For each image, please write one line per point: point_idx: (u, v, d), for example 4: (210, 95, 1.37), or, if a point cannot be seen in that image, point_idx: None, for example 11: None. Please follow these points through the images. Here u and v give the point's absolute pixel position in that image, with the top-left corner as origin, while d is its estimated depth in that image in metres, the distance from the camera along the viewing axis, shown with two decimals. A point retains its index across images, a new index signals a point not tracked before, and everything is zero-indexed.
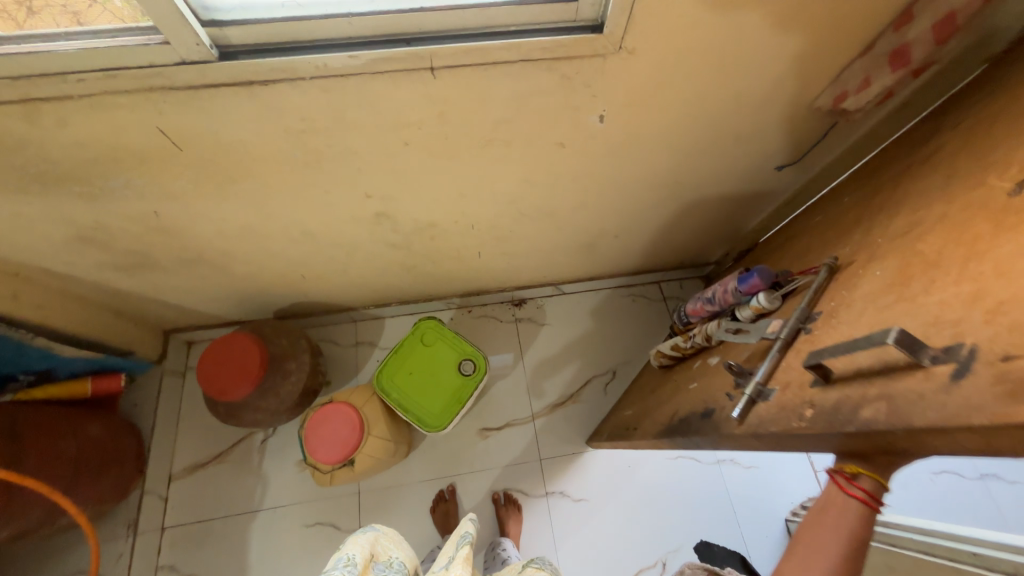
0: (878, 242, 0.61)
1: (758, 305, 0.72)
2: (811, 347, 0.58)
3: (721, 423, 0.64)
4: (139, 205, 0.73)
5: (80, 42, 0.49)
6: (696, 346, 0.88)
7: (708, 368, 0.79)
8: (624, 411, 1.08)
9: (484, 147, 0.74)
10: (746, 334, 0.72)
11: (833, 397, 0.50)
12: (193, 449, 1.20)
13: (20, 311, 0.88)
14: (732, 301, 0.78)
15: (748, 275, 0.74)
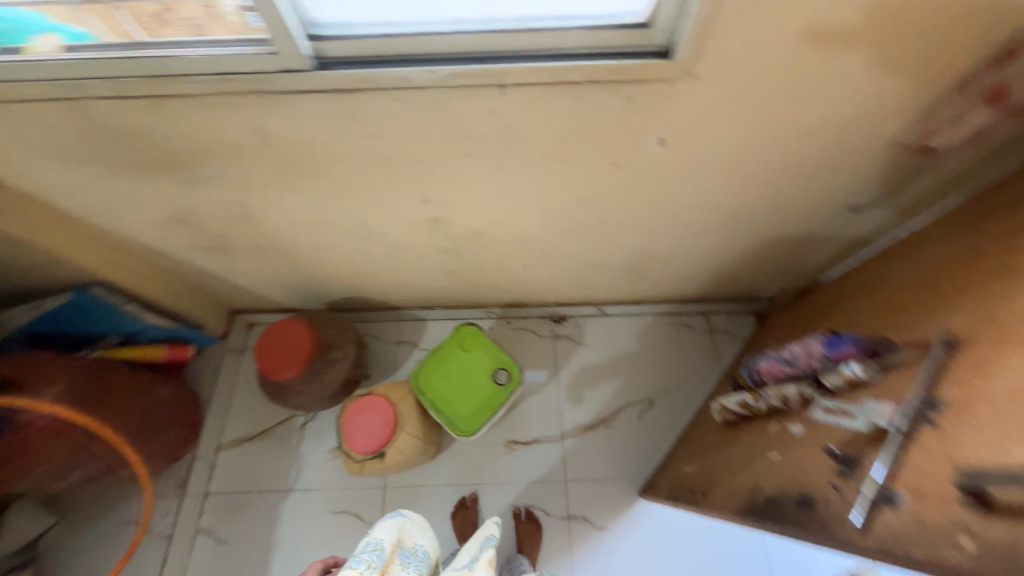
0: (1005, 320, 0.55)
1: (852, 374, 0.67)
2: (944, 446, 0.53)
3: (830, 523, 0.58)
4: (228, 193, 0.81)
5: (203, 50, 0.57)
6: (770, 408, 0.81)
7: (792, 441, 0.74)
8: (683, 467, 1.03)
9: (542, 163, 0.76)
10: (850, 416, 0.65)
11: (1008, 534, 0.44)
12: (240, 423, 1.28)
13: (120, 281, 0.99)
14: (818, 367, 0.73)
15: (840, 342, 0.71)
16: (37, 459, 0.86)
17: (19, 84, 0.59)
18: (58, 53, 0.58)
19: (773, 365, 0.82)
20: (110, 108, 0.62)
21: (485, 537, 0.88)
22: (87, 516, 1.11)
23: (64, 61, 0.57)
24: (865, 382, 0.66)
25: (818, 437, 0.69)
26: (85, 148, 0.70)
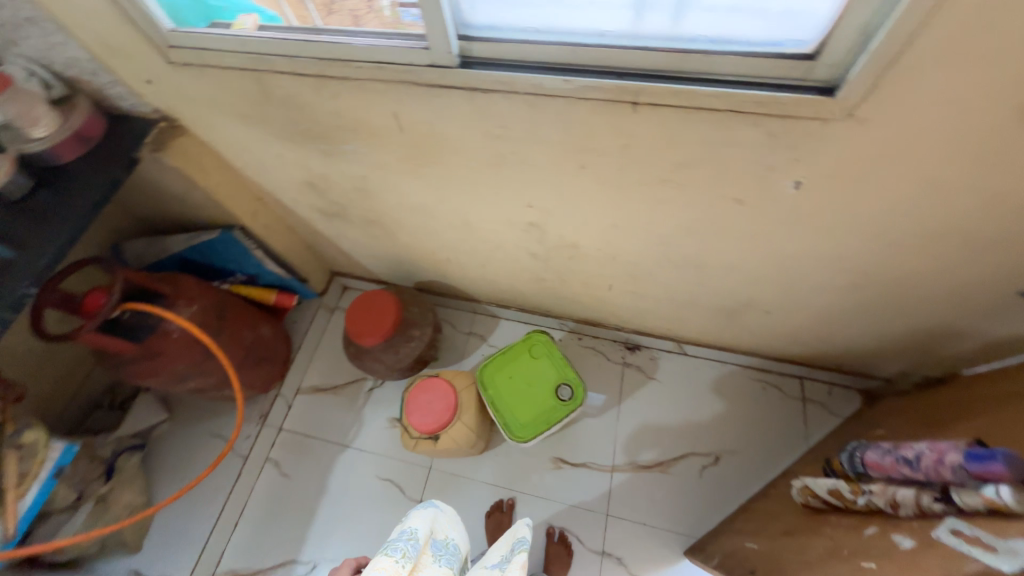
0: None
1: (994, 498, 0.56)
2: None
3: None
4: (357, 169, 0.89)
5: (366, 40, 0.63)
6: (875, 506, 0.72)
7: (895, 552, 0.62)
8: (745, 544, 0.93)
9: (656, 187, 0.73)
10: (987, 548, 0.53)
11: None
12: (320, 373, 1.41)
13: (255, 229, 1.14)
14: (949, 478, 0.62)
15: (984, 455, 0.58)
16: (167, 363, 0.98)
17: (221, 53, 0.70)
18: (253, 31, 0.68)
19: (887, 460, 0.72)
20: (283, 81, 0.72)
21: (516, 538, 0.88)
22: (189, 421, 1.30)
23: (256, 38, 0.67)
24: (1016, 515, 0.54)
25: (924, 559, 0.58)
26: (255, 112, 0.81)
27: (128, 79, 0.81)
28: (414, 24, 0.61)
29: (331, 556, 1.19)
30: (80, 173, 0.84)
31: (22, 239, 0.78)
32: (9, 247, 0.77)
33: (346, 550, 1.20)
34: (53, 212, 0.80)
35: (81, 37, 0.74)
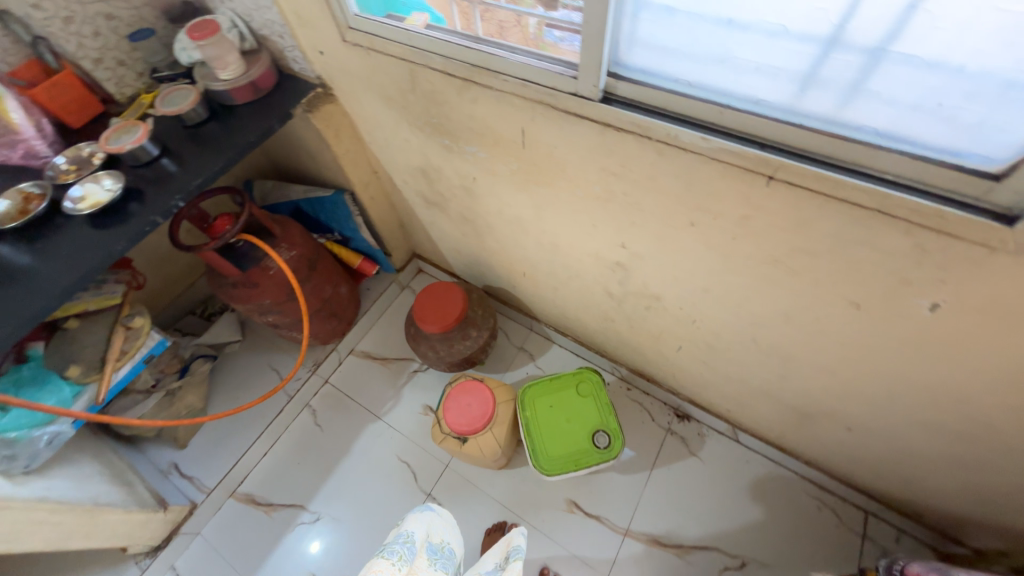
0: None
1: None
2: None
3: None
4: (469, 169, 0.94)
5: (516, 56, 0.66)
6: None
7: None
8: None
9: (765, 265, 0.69)
10: None
11: None
12: (375, 342, 1.48)
13: (363, 198, 1.24)
14: None
15: None
16: (258, 295, 1.08)
17: (389, 42, 0.78)
18: (423, 27, 0.74)
19: None
20: (433, 77, 0.77)
21: (512, 546, 0.85)
22: (256, 349, 1.42)
23: (423, 36, 0.73)
24: None
25: None
26: (399, 98, 0.88)
27: (306, 46, 0.92)
28: (554, 46, 0.64)
29: (335, 515, 1.24)
30: (244, 115, 0.96)
31: (186, 158, 0.91)
32: (174, 163, 0.90)
33: (349, 514, 1.24)
34: (212, 142, 0.93)
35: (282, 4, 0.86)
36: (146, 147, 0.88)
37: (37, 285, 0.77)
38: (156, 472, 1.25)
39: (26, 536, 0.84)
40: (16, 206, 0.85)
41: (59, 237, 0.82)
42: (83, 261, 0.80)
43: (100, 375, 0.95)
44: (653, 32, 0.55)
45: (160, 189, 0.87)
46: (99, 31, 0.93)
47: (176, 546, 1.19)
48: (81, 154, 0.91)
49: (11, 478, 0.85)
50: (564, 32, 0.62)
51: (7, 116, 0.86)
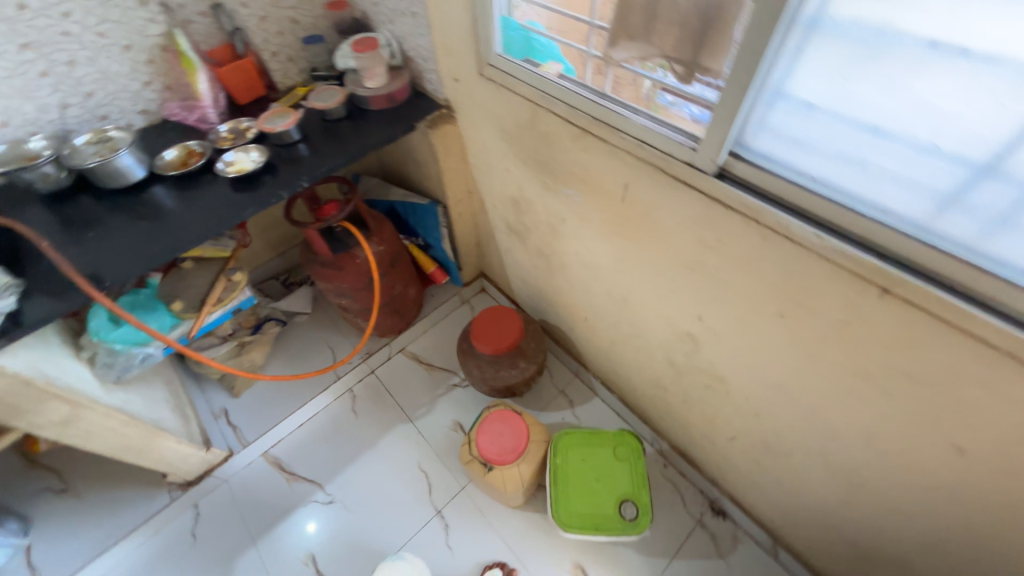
0: None
1: None
2: None
3: None
4: (561, 210, 0.98)
5: (635, 116, 0.69)
6: None
7: None
8: None
9: (854, 378, 0.64)
10: None
11: None
12: (426, 347, 1.54)
13: (453, 213, 1.32)
14: None
15: None
16: (340, 278, 1.17)
17: (520, 83, 0.84)
18: (556, 76, 0.80)
19: None
20: (552, 121, 0.82)
21: None
22: (320, 325, 1.53)
23: (554, 84, 0.78)
24: None
25: None
26: (514, 133, 0.94)
27: (444, 73, 1.03)
28: (664, 108, 0.69)
29: (347, 503, 1.26)
30: (375, 119, 1.08)
31: (319, 147, 1.03)
32: (308, 149, 1.03)
33: (360, 506, 1.26)
34: (344, 137, 1.05)
35: (435, 35, 0.97)
36: (291, 132, 1.01)
37: (178, 229, 0.90)
38: (208, 413, 1.36)
39: (97, 437, 0.94)
40: (179, 157, 1.00)
41: (204, 192, 0.96)
42: (217, 216, 0.92)
43: (196, 314, 1.06)
44: (786, 122, 0.55)
45: (292, 169, 0.99)
46: (283, 30, 1.11)
47: (205, 486, 1.26)
48: (239, 127, 1.06)
49: (102, 384, 0.96)
50: (676, 97, 0.66)
51: (196, 86, 1.03)
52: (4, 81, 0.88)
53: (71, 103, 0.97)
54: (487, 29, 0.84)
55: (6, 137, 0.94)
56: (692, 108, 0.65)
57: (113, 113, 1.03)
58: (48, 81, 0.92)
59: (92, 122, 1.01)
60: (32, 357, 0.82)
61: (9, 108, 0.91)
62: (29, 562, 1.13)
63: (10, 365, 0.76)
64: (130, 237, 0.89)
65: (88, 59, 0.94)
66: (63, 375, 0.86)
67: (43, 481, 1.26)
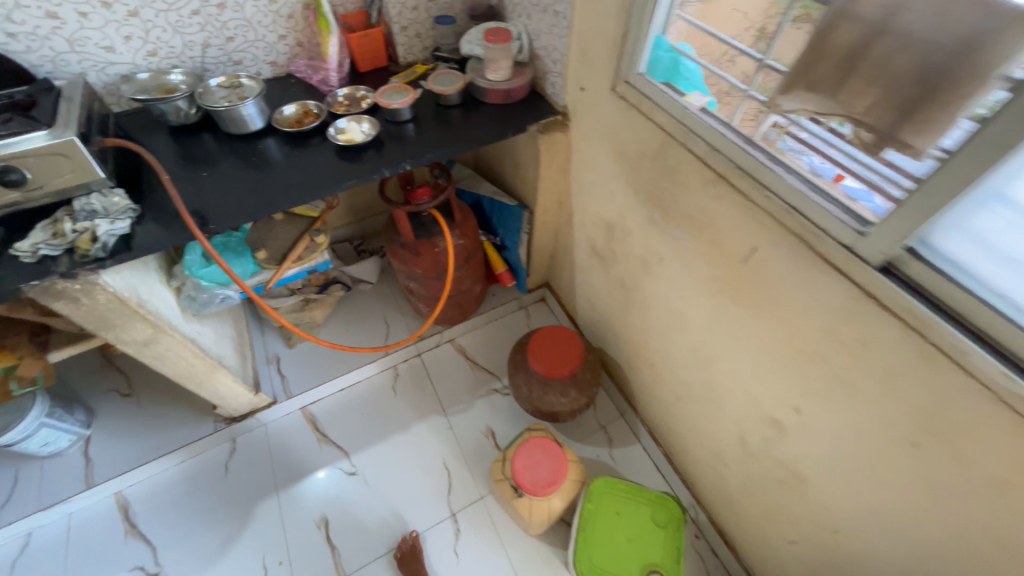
0: None
1: None
2: None
3: None
4: (661, 250, 0.90)
5: (784, 174, 0.61)
6: None
7: None
8: None
9: (989, 543, 0.53)
10: None
11: None
12: (475, 343, 1.53)
13: (538, 220, 1.27)
14: None
15: None
16: (415, 262, 1.15)
17: (659, 110, 0.77)
18: (703, 111, 0.72)
19: None
20: (684, 158, 0.75)
21: None
22: (380, 298, 1.55)
23: (697, 118, 0.71)
24: None
25: None
26: (633, 158, 0.87)
27: (571, 79, 0.97)
28: (786, 153, 0.62)
29: (369, 479, 1.27)
30: (488, 113, 1.04)
31: (427, 131, 1.01)
32: (416, 130, 1.01)
33: (381, 487, 1.26)
34: (454, 126, 1.02)
35: (573, 39, 0.91)
36: (404, 110, 1.00)
37: (282, 185, 0.91)
38: (263, 356, 1.41)
39: (169, 361, 0.99)
40: (296, 115, 1.02)
41: (312, 153, 0.96)
42: (319, 180, 0.92)
43: (277, 267, 1.09)
44: (1001, 233, 0.45)
45: (397, 148, 0.97)
46: (418, 6, 1.08)
47: (246, 425, 1.31)
48: (356, 94, 1.06)
49: (184, 313, 1.01)
50: (797, 141, 0.61)
51: (326, 49, 1.03)
52: (161, 14, 0.93)
53: (213, 43, 1.01)
54: (635, 45, 0.77)
55: (151, 66, 0.99)
56: (813, 158, 0.60)
57: (246, 60, 1.07)
58: (198, 20, 0.97)
59: (227, 65, 1.05)
60: (133, 279, 0.86)
61: (160, 40, 0.96)
62: (87, 452, 1.23)
63: (112, 284, 0.80)
64: (237, 184, 0.91)
65: (237, 5, 0.98)
66: (153, 299, 0.91)
67: (113, 382, 1.36)
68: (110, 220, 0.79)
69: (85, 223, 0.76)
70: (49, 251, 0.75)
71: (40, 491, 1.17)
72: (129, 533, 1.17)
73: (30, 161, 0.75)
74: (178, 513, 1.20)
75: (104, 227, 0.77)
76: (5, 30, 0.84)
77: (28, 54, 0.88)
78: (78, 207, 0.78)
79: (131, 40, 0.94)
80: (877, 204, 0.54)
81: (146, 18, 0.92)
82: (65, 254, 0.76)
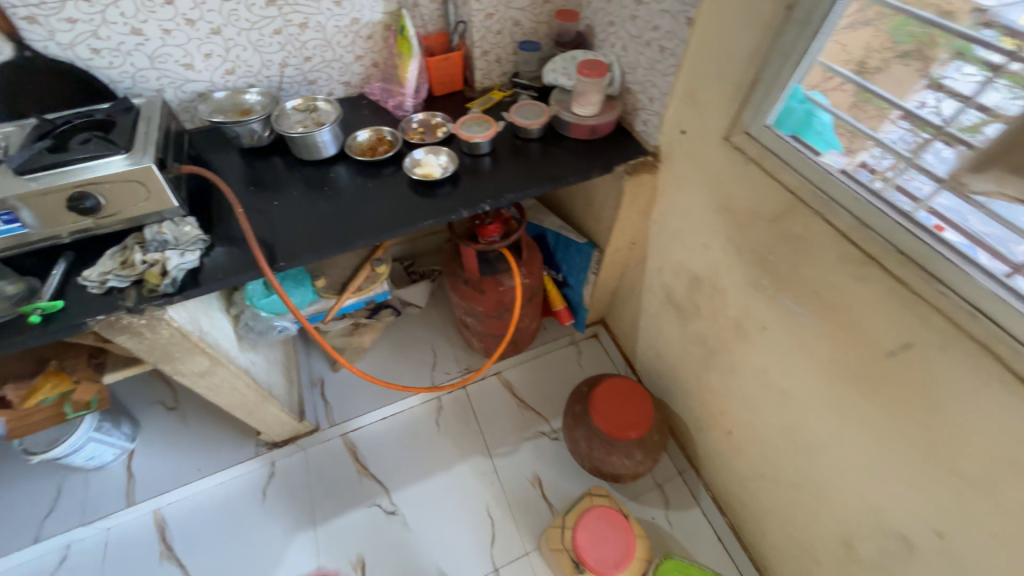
0: None
1: None
2: None
3: None
4: (764, 318, 0.81)
5: (966, 267, 0.51)
6: None
7: None
8: None
9: None
10: None
11: None
12: (523, 379, 1.44)
13: (607, 261, 1.18)
14: None
15: None
16: (477, 300, 1.08)
17: (788, 170, 0.67)
18: (851, 177, 0.62)
19: None
20: (817, 227, 0.65)
21: None
22: (428, 324, 1.49)
23: (842, 184, 0.61)
24: None
25: None
26: (742, 215, 0.78)
27: (670, 120, 0.88)
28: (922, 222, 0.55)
29: (408, 521, 1.20)
30: (571, 148, 0.97)
31: (505, 166, 0.94)
32: (494, 165, 0.94)
33: (421, 530, 1.19)
34: (534, 162, 0.94)
35: (680, 78, 0.81)
36: (484, 144, 0.93)
37: (352, 218, 0.85)
38: (308, 379, 1.38)
39: (222, 392, 0.95)
40: (369, 142, 0.97)
41: (385, 185, 0.90)
42: (392, 216, 0.85)
43: (336, 297, 1.04)
44: None
45: (475, 184, 0.91)
46: (503, 31, 1.02)
47: (287, 450, 1.28)
48: (431, 122, 1.00)
49: (240, 342, 0.97)
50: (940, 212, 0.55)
51: (405, 73, 0.98)
52: (244, 32, 0.89)
53: (290, 63, 0.97)
54: (767, 95, 0.67)
55: (228, 85, 0.95)
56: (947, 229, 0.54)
57: (321, 79, 1.02)
58: (279, 39, 0.93)
59: (302, 85, 1.01)
60: (196, 310, 0.82)
61: (239, 58, 0.92)
62: (130, 467, 1.22)
63: (177, 319, 0.76)
64: (306, 213, 0.86)
65: (319, 25, 0.94)
66: (214, 330, 0.87)
67: (159, 394, 1.35)
68: (181, 252, 0.74)
69: (156, 255, 0.72)
70: (117, 283, 0.71)
71: (82, 506, 1.16)
72: (164, 556, 1.13)
73: (106, 188, 0.71)
74: (214, 538, 1.16)
75: (174, 261, 0.72)
76: (90, 45, 0.82)
77: (109, 70, 0.85)
78: (150, 237, 0.74)
79: (210, 58, 0.90)
80: (999, 269, 0.50)
81: (228, 36, 0.89)
82: (133, 286, 0.72)
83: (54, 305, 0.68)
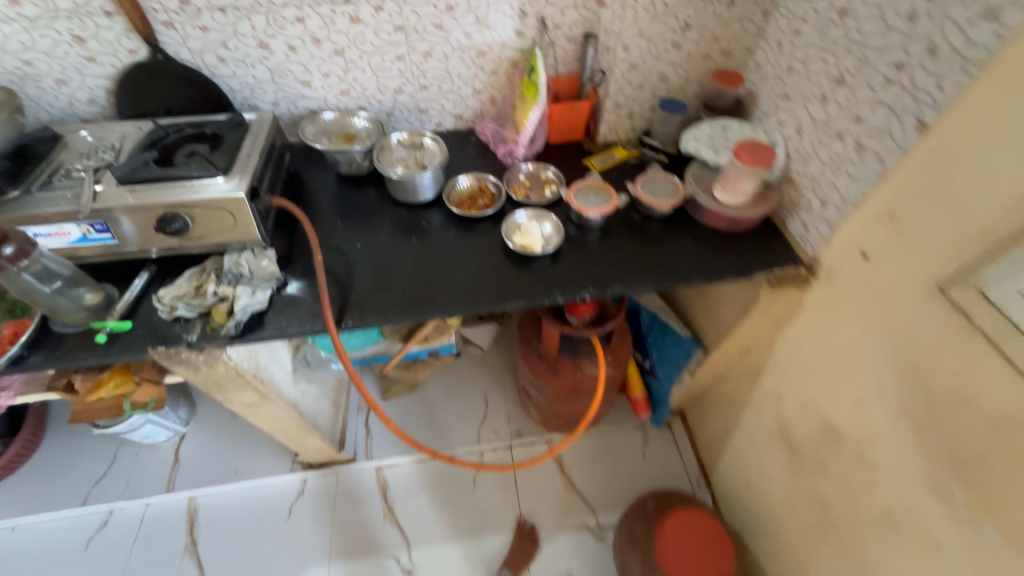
0: None
1: None
2: None
3: None
4: (940, 533, 0.58)
5: None
6: None
7: None
8: None
9: None
10: None
11: None
12: (576, 455, 1.27)
13: (709, 364, 0.99)
14: None
15: None
16: (548, 380, 0.95)
17: None
18: None
19: None
20: None
21: None
22: (487, 371, 1.38)
23: None
24: None
25: None
26: (939, 391, 0.57)
27: (847, 234, 0.67)
28: None
29: None
30: (702, 238, 0.80)
31: (617, 246, 0.79)
32: (604, 241, 0.80)
33: None
34: (653, 247, 0.79)
35: (879, 189, 0.61)
36: (598, 218, 0.79)
37: (433, 279, 0.75)
38: (355, 402, 1.34)
39: (267, 421, 0.90)
40: (470, 190, 0.87)
41: (476, 244, 0.80)
42: (478, 286, 0.74)
43: (401, 345, 0.97)
44: None
45: (579, 262, 0.77)
46: (645, 84, 0.87)
47: (320, 473, 1.23)
48: (541, 178, 0.89)
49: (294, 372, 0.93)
50: None
51: (524, 120, 0.87)
52: (366, 56, 0.83)
53: (405, 90, 0.90)
54: None
55: (340, 105, 0.90)
56: None
57: (433, 110, 0.94)
58: (399, 65, 0.86)
59: (412, 113, 0.94)
60: (256, 345, 0.79)
61: (356, 80, 0.87)
62: (178, 451, 1.25)
63: (234, 358, 0.71)
64: (386, 261, 0.77)
65: (443, 55, 0.85)
66: (271, 365, 0.83)
67: None
68: (252, 289, 0.69)
69: (228, 290, 0.68)
70: (185, 312, 0.67)
71: (129, 480, 1.20)
72: (187, 551, 1.11)
73: (197, 212, 0.67)
74: (232, 546, 1.13)
75: (243, 301, 0.67)
76: (217, 54, 0.80)
77: (231, 79, 0.83)
78: (228, 267, 0.70)
79: (328, 77, 0.85)
80: None
81: (350, 58, 0.83)
82: (200, 318, 0.68)
83: (123, 326, 0.66)
